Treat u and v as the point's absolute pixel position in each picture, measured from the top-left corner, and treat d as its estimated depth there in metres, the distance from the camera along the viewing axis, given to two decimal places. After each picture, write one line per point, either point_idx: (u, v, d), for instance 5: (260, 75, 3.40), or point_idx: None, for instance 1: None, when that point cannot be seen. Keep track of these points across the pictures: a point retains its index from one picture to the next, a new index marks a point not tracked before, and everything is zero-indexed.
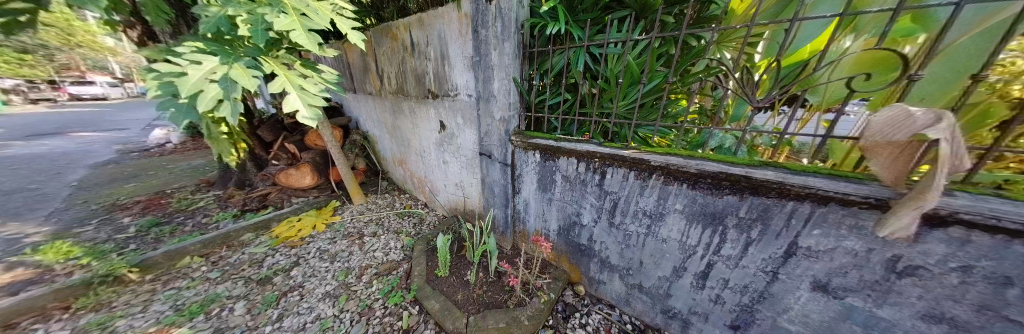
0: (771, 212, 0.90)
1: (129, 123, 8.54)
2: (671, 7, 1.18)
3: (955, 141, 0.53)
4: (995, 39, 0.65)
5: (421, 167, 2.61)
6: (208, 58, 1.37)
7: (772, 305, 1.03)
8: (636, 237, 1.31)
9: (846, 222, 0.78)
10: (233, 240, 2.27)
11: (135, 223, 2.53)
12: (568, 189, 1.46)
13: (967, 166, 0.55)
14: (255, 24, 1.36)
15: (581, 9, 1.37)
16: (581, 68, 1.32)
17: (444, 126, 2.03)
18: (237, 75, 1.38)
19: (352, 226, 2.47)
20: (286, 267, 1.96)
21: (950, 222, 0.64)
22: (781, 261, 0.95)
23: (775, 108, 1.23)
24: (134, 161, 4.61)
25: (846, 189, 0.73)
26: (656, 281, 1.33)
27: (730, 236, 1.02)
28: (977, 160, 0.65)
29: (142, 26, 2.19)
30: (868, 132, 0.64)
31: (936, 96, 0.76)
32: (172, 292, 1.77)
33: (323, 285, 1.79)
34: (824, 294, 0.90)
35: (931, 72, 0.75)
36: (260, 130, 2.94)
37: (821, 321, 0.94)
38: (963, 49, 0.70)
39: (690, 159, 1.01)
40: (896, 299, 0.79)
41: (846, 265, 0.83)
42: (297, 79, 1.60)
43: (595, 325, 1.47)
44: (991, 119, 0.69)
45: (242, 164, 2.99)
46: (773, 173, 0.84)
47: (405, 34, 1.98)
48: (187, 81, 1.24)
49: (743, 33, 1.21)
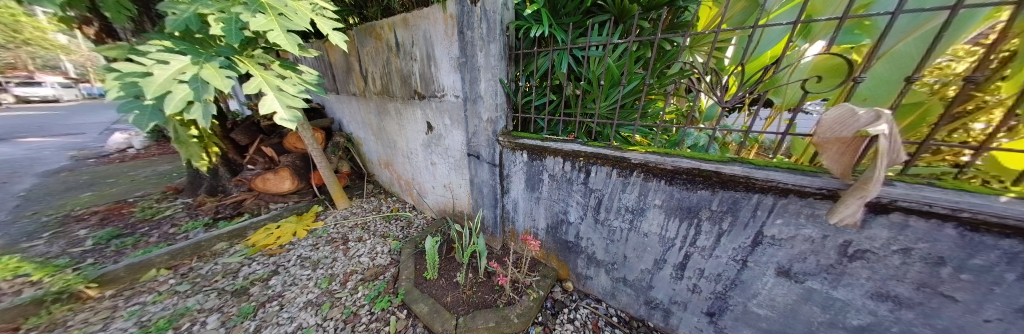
0: (739, 204, 0.97)
1: (85, 127, 7.87)
2: (647, 12, 1.24)
3: (892, 136, 0.59)
4: (927, 45, 0.77)
5: (408, 169, 2.58)
6: (176, 57, 1.29)
7: (742, 292, 1.11)
8: (620, 232, 1.35)
9: (804, 212, 0.85)
10: (204, 250, 2.15)
11: (93, 236, 2.34)
12: (555, 187, 1.49)
13: (902, 158, 0.61)
14: (228, 23, 1.30)
15: (564, 13, 1.40)
16: (564, 70, 1.36)
17: (431, 127, 2.01)
18: (209, 75, 1.31)
19: (336, 231, 2.40)
20: (264, 277, 1.89)
21: (891, 208, 0.72)
22: (749, 249, 1.01)
23: (744, 109, 1.31)
24: (90, 168, 4.25)
25: (802, 181, 0.80)
26: (639, 274, 1.39)
27: (705, 228, 1.08)
28: (914, 154, 0.74)
29: (100, 22, 2.03)
30: (821, 129, 0.71)
31: (881, 97, 0.86)
32: (136, 307, 1.65)
33: (305, 294, 1.73)
34: (788, 278, 0.98)
35: (881, 73, 0.84)
36: (233, 133, 2.80)
37: (786, 304, 1.02)
38: (905, 53, 0.80)
39: (667, 157, 1.06)
40: (849, 281, 0.87)
41: (805, 251, 0.91)
42: (274, 80, 1.54)
43: (582, 320, 1.51)
44: (930, 118, 0.83)
45: (214, 169, 2.83)
46: (740, 168, 0.91)
47: (389, 34, 1.94)
48: (153, 81, 1.16)
49: (713, 38, 1.28)
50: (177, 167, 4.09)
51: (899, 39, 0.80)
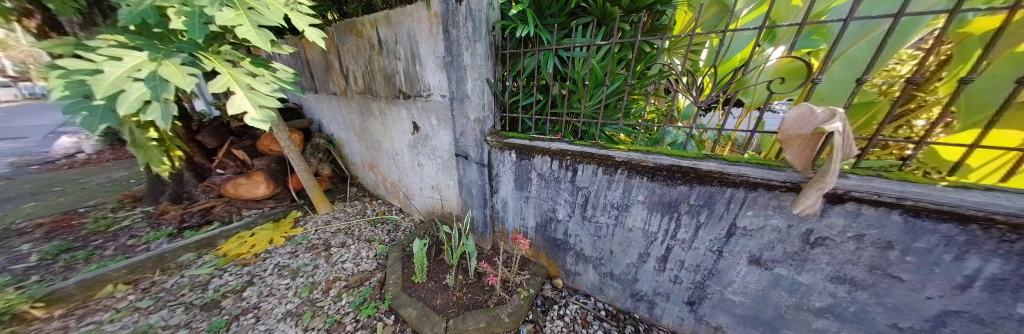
0: (714, 198, 1.02)
1: (22, 130, 7.04)
2: (628, 15, 1.28)
3: (846, 133, 0.65)
4: (874, 49, 0.86)
5: (394, 171, 2.52)
6: (130, 54, 1.18)
7: (719, 280, 1.18)
8: (606, 228, 1.40)
9: (772, 203, 0.92)
10: (168, 263, 1.99)
11: (34, 251, 2.10)
12: (543, 186, 1.51)
13: (854, 152, 0.68)
14: (191, 17, 1.21)
15: (549, 14, 1.42)
16: (550, 70, 1.38)
17: (417, 127, 1.97)
18: (168, 72, 1.21)
19: (317, 238, 2.30)
20: (238, 288, 1.78)
21: (846, 199, 0.79)
22: (724, 240, 1.08)
23: (717, 108, 1.40)
24: (29, 176, 3.81)
25: (769, 175, 0.87)
26: (625, 268, 1.44)
27: (684, 221, 1.14)
28: (864, 148, 0.80)
29: (40, 14, 1.83)
30: (784, 127, 0.76)
31: (836, 97, 0.95)
32: (90, 327, 1.50)
33: (284, 304, 1.65)
34: (759, 266, 1.05)
35: (837, 74, 0.93)
36: (200, 135, 2.61)
37: (757, 290, 1.10)
38: (856, 56, 0.89)
39: (648, 154, 1.11)
40: (811, 266, 0.95)
41: (773, 240, 0.98)
42: (244, 78, 1.44)
43: (572, 316, 1.54)
44: (875, 121, 0.96)
45: (178, 174, 2.62)
46: (714, 164, 0.96)
47: (371, 31, 1.88)
48: (102, 80, 1.06)
49: (688, 42, 1.36)
50: (135, 173, 3.76)
51: (851, 44, 0.90)
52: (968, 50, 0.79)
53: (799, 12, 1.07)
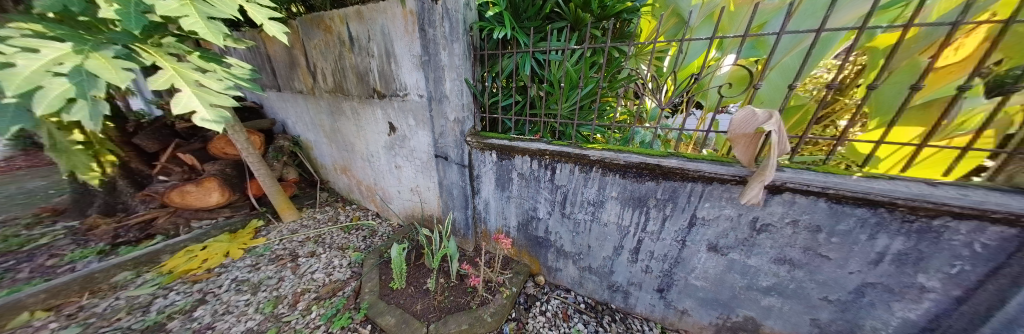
0: (678, 192, 1.12)
1: None
2: (599, 22, 1.36)
3: (779, 131, 0.76)
4: (799, 60, 1.01)
5: (370, 173, 2.42)
6: (49, 45, 1.03)
7: (684, 268, 1.28)
8: (583, 224, 1.46)
9: (724, 196, 1.03)
10: (99, 284, 1.74)
11: None
12: (524, 186, 1.55)
13: (786, 148, 0.78)
14: (126, 5, 1.07)
15: (526, 17, 1.46)
16: (528, 72, 1.41)
17: (393, 128, 1.92)
18: (98, 66, 1.06)
19: (282, 248, 2.14)
20: (187, 308, 1.61)
21: (783, 189, 0.91)
22: (687, 230, 1.18)
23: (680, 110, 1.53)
24: None
25: (721, 170, 0.97)
26: (601, 261, 1.52)
27: (652, 214, 1.23)
28: (796, 145, 0.93)
29: None
30: (731, 128, 0.87)
31: (773, 100, 1.09)
32: None
33: (244, 322, 1.52)
34: (717, 253, 1.17)
35: (773, 80, 1.07)
36: (138, 138, 2.33)
37: (715, 274, 1.22)
38: (788, 65, 1.03)
39: (620, 153, 1.19)
40: (759, 250, 1.07)
41: (726, 228, 1.09)
42: (192, 74, 1.30)
43: (553, 311, 1.59)
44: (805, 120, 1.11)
45: (110, 183, 2.30)
46: (676, 160, 1.06)
47: (341, 27, 1.79)
48: (14, 74, 0.90)
49: (651, 49, 1.48)
50: (55, 182, 3.23)
51: (784, 54, 1.04)
52: (875, 60, 0.95)
53: (740, 25, 1.21)
